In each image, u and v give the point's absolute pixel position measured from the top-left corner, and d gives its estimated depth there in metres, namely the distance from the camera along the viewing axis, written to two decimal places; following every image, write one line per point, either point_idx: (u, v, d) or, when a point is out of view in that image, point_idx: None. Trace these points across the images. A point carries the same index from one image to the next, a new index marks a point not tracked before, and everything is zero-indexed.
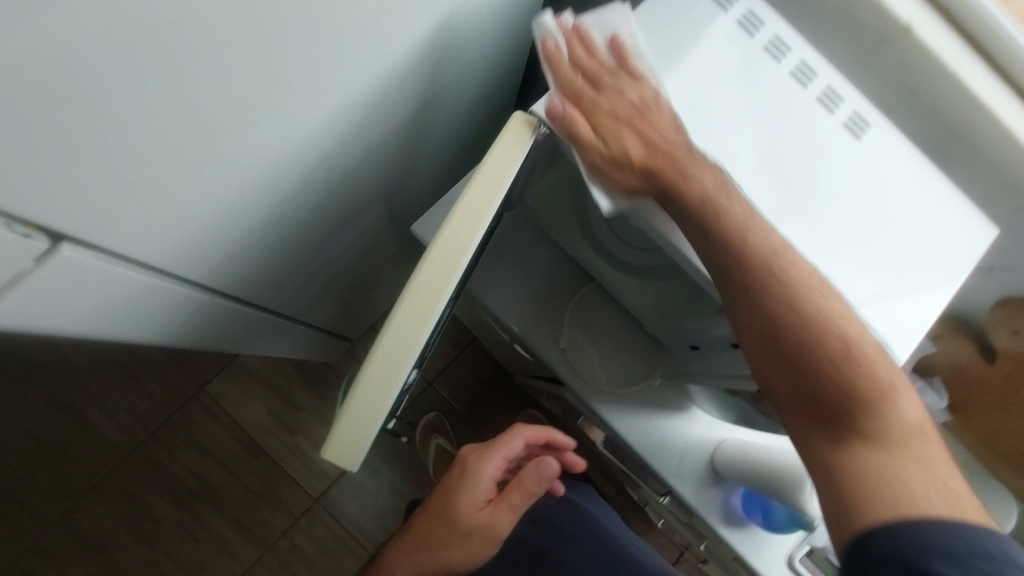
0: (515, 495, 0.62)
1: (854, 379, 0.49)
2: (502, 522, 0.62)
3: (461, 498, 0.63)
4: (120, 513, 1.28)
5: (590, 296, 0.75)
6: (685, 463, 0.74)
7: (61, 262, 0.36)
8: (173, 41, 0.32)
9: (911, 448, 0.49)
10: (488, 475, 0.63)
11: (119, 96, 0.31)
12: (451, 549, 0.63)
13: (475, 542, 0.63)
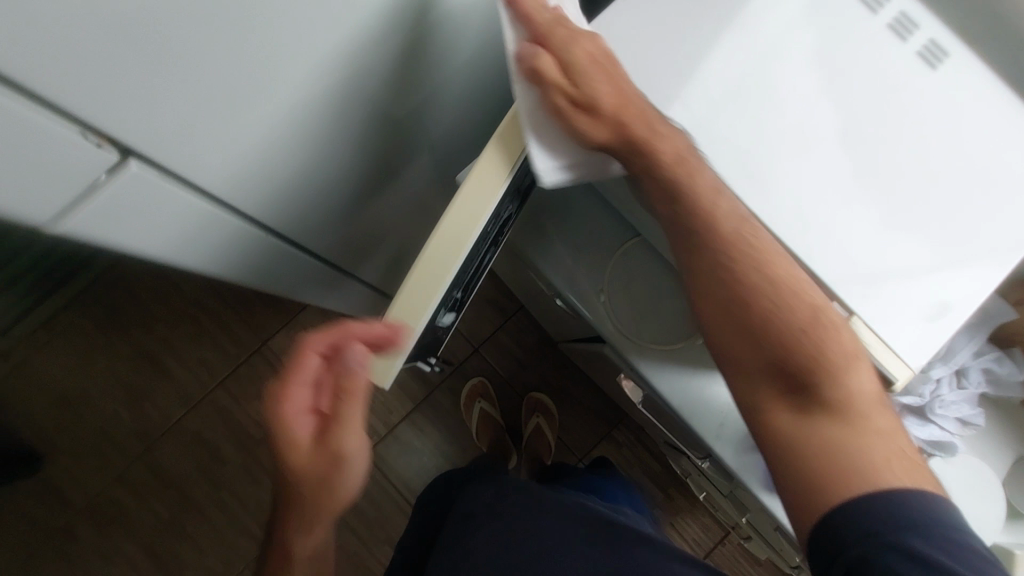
0: (351, 411, 0.50)
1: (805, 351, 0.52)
2: (350, 447, 0.51)
3: (289, 442, 0.50)
4: (192, 453, 1.39)
5: (634, 249, 0.74)
6: (727, 426, 0.71)
7: (128, 176, 0.39)
8: None
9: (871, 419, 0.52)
10: (299, 410, 0.49)
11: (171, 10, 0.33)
12: (323, 497, 0.53)
13: (335, 479, 0.52)
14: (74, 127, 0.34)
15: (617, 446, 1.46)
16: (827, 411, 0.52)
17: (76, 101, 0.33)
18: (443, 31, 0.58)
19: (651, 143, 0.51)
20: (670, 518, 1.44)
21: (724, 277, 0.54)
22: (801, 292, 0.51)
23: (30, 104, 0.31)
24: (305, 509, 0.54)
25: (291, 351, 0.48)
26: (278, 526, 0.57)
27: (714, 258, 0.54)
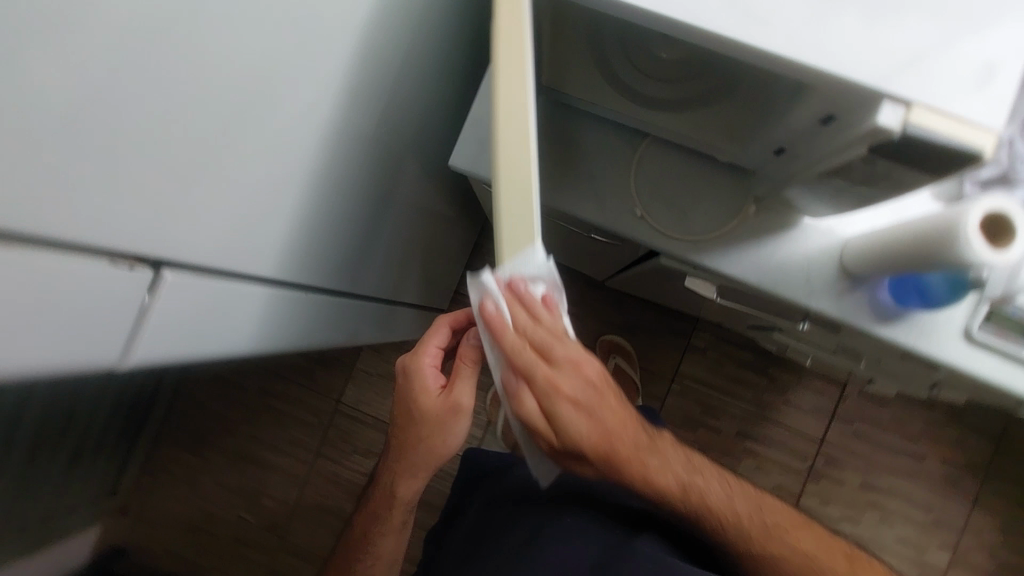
0: (467, 367, 0.58)
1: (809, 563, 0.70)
2: (462, 400, 0.59)
3: (416, 391, 0.60)
4: (324, 525, 1.43)
5: (648, 152, 0.72)
6: (813, 279, 0.70)
7: (168, 287, 0.39)
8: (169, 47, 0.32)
9: None
10: (429, 364, 0.60)
11: (146, 116, 0.33)
12: (434, 445, 0.62)
13: (447, 429, 0.61)
14: (96, 259, 0.34)
15: (703, 353, 1.44)
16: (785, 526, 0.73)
17: (84, 234, 0.32)
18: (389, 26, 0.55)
19: (648, 471, 0.67)
20: (781, 397, 1.43)
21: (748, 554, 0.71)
22: None
23: (52, 253, 0.31)
24: (411, 457, 0.64)
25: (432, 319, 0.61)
26: (391, 475, 0.67)
27: None
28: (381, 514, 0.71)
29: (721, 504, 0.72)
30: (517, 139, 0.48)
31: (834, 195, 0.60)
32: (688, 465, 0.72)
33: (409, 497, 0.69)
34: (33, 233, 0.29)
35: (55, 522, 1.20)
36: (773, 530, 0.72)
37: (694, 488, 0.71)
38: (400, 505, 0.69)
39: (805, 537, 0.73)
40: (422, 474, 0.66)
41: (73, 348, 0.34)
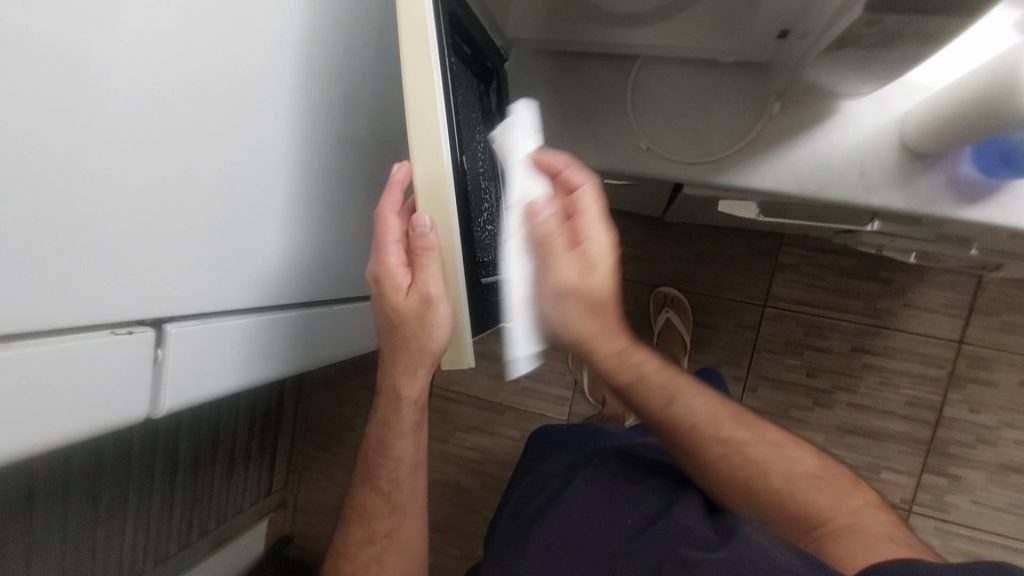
0: (428, 258, 0.44)
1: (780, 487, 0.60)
2: (437, 316, 0.46)
3: (394, 298, 0.46)
4: (445, 497, 1.52)
5: (645, 73, 0.64)
6: (868, 170, 0.59)
7: (173, 338, 0.44)
8: (86, 141, 0.35)
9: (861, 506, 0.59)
10: (393, 261, 0.45)
11: (90, 204, 0.36)
12: (428, 340, 0.47)
13: (428, 327, 0.46)
14: (88, 332, 0.39)
15: (796, 270, 1.30)
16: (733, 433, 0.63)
17: (63, 315, 0.36)
18: (336, 35, 0.55)
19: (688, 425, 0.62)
20: (901, 300, 1.25)
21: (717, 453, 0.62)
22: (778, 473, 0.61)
23: (45, 338, 0.36)
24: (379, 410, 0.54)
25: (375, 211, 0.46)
26: (379, 430, 0.55)
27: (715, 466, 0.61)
28: (363, 482, 0.58)
29: (867, 524, 0.56)
30: (430, 146, 0.43)
31: (869, 66, 0.49)
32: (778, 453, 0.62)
33: (406, 458, 0.56)
34: (15, 328, 0.34)
35: (227, 522, 1.42)
36: (880, 541, 0.54)
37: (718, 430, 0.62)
38: (401, 455, 0.56)
39: (896, 545, 0.54)
40: (410, 420, 0.54)
41: (98, 410, 0.39)
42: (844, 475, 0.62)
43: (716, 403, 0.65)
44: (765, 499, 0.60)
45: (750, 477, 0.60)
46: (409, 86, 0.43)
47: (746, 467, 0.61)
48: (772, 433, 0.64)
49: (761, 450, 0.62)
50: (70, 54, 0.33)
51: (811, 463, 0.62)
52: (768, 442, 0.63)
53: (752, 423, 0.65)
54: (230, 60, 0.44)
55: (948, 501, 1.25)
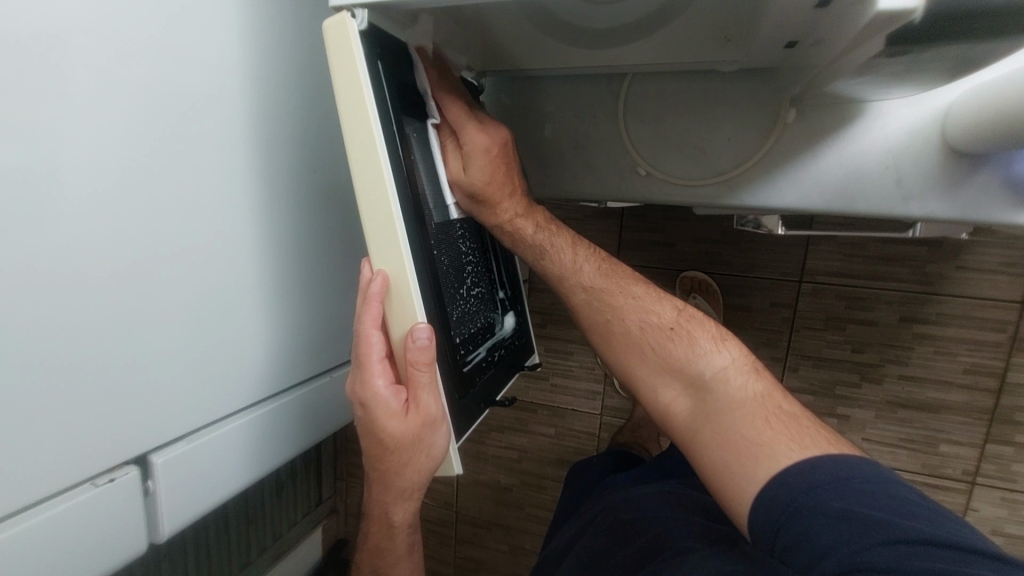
0: (423, 373, 0.41)
1: (668, 361, 0.57)
2: (434, 446, 0.43)
3: (384, 431, 0.42)
4: (487, 495, 1.54)
5: (637, 89, 0.57)
6: (905, 176, 0.51)
7: (160, 470, 0.43)
8: (18, 313, 0.33)
9: (758, 389, 0.53)
10: (381, 388, 0.41)
11: (38, 371, 0.35)
12: (421, 463, 0.44)
13: (427, 447, 0.43)
14: (70, 492, 0.38)
15: (834, 240, 1.20)
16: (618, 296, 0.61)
17: (40, 483, 0.35)
18: (290, 103, 0.50)
19: (570, 280, 0.62)
20: (954, 263, 1.14)
21: (604, 327, 0.61)
22: (669, 346, 0.57)
23: (20, 515, 0.35)
24: (369, 539, 0.52)
25: (354, 327, 0.41)
26: (370, 557, 0.53)
27: (606, 344, 0.61)
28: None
29: (738, 390, 0.52)
30: (387, 245, 0.40)
31: (898, 76, 0.41)
32: (677, 323, 0.58)
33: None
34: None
35: (284, 536, 1.49)
36: (766, 425, 0.49)
37: (593, 293, 0.61)
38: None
39: (788, 427, 0.49)
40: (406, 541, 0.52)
41: (90, 564, 0.39)
42: (708, 330, 0.57)
43: (591, 258, 0.63)
44: (637, 360, 0.59)
45: (608, 322, 0.60)
46: (360, 183, 0.39)
47: (603, 314, 0.61)
48: (637, 285, 0.61)
49: (618, 297, 0.60)
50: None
51: (668, 315, 0.59)
52: (628, 294, 0.60)
53: (617, 274, 0.62)
54: (169, 168, 0.41)
55: (1014, 470, 1.18)
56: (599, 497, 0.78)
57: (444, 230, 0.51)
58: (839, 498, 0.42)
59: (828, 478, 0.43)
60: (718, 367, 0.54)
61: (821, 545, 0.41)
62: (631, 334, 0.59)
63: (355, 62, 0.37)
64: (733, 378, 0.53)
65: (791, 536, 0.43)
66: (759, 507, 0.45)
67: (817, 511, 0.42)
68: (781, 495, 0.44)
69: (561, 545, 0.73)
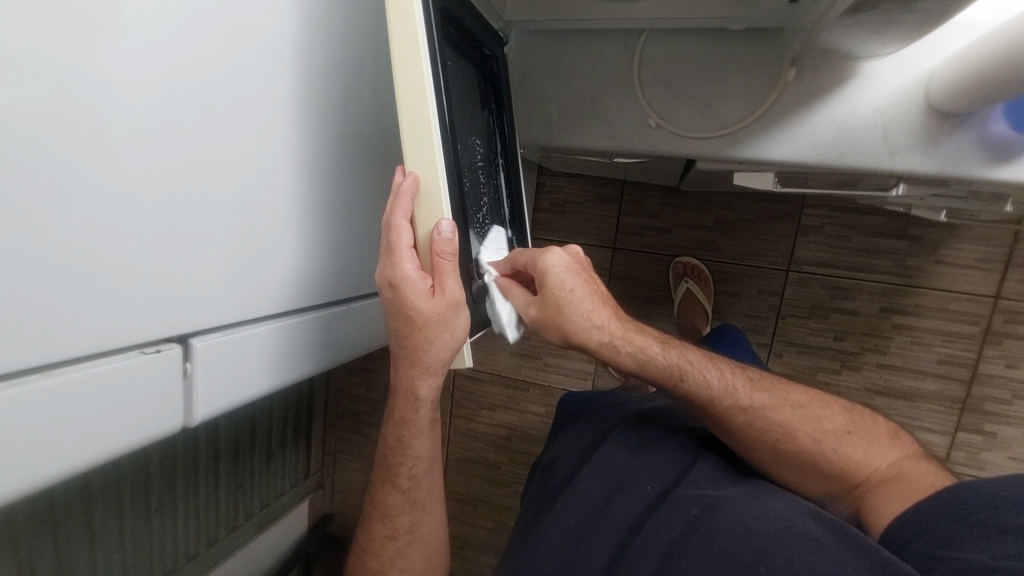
0: (449, 263, 0.46)
1: (841, 462, 0.61)
2: (457, 325, 0.48)
3: (410, 312, 0.46)
4: (476, 473, 1.56)
5: (650, 48, 0.62)
6: (891, 134, 0.56)
7: (199, 353, 0.46)
8: (99, 179, 0.36)
9: (919, 466, 0.60)
10: (411, 271, 0.45)
11: (110, 235, 0.38)
12: (441, 342, 0.49)
13: (451, 326, 0.48)
14: (119, 354, 0.40)
15: (820, 232, 1.26)
16: (767, 395, 0.64)
17: (87, 341, 0.38)
18: (333, 35, 0.54)
19: (738, 399, 0.63)
20: (932, 257, 1.21)
21: (772, 440, 0.62)
22: (837, 449, 0.61)
23: (83, 364, 0.38)
24: (396, 411, 0.55)
25: (384, 218, 0.45)
26: (395, 427, 0.56)
27: (779, 456, 0.62)
28: (385, 483, 0.59)
29: (919, 474, 0.58)
30: (424, 149, 0.44)
31: (891, 26, 0.46)
32: (838, 422, 0.64)
33: (425, 456, 0.58)
34: (50, 359, 0.35)
35: (271, 505, 1.50)
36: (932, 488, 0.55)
37: (754, 406, 0.63)
38: (419, 452, 0.57)
39: (925, 470, 0.59)
40: (433, 418, 0.56)
41: (137, 429, 0.42)
42: (879, 428, 0.64)
43: (736, 370, 0.66)
44: (812, 467, 0.62)
45: (780, 439, 0.62)
46: (402, 90, 0.43)
47: (774, 432, 0.62)
48: (797, 394, 0.66)
49: (790, 418, 0.63)
50: (60, 91, 0.33)
51: (836, 419, 0.64)
52: (790, 402, 0.64)
53: (769, 385, 0.66)
54: (229, 72, 0.44)
55: (983, 459, 1.24)
56: (603, 416, 0.81)
57: (468, 157, 0.55)
58: (1012, 515, 0.47)
59: (1004, 495, 0.49)
60: (889, 458, 0.61)
61: (977, 547, 0.47)
62: (800, 444, 0.62)
63: None
64: (908, 468, 0.59)
65: (934, 540, 0.50)
66: (905, 518, 0.53)
67: (987, 524, 0.48)
68: (935, 510, 0.52)
69: (562, 461, 0.77)
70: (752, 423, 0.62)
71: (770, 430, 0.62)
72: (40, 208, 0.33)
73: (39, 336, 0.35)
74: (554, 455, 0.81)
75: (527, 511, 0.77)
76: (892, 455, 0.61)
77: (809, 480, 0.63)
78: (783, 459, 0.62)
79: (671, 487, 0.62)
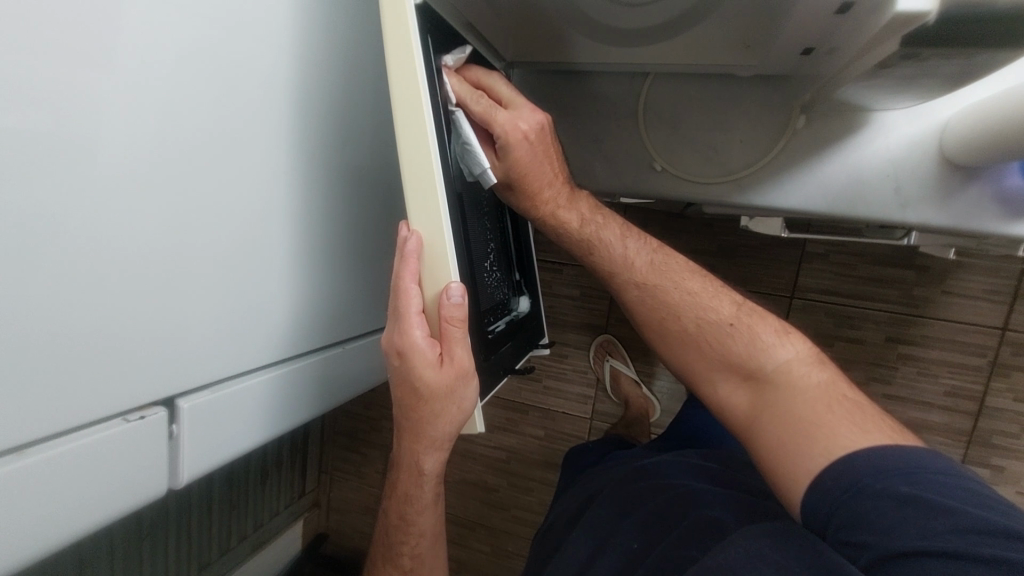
0: (458, 329, 0.44)
1: (724, 347, 0.60)
2: (467, 397, 0.46)
3: (420, 382, 0.44)
4: (473, 496, 1.54)
5: (657, 90, 0.61)
6: (905, 186, 0.55)
7: (187, 414, 0.44)
8: (78, 247, 0.34)
9: (815, 382, 0.54)
10: (421, 339, 0.43)
11: (91, 304, 0.36)
12: (448, 413, 0.47)
13: (459, 398, 0.46)
14: (101, 425, 0.38)
15: (825, 259, 1.24)
16: (652, 260, 0.65)
17: (69, 415, 0.36)
18: (332, 78, 0.53)
19: (620, 263, 0.65)
20: (939, 287, 1.19)
21: (665, 325, 0.64)
22: (725, 335, 0.60)
23: (61, 439, 0.36)
24: (398, 486, 0.53)
25: (392, 281, 0.43)
26: (399, 504, 0.54)
27: (676, 346, 0.64)
28: (387, 561, 0.57)
29: (803, 380, 0.55)
30: (427, 208, 0.42)
31: (909, 85, 0.44)
32: (730, 309, 0.61)
33: (428, 532, 0.56)
34: (24, 440, 0.34)
35: (266, 525, 1.48)
36: (829, 411, 0.51)
37: (642, 277, 0.64)
38: (422, 530, 0.55)
39: (853, 415, 0.51)
40: (437, 492, 0.54)
41: (118, 500, 0.40)
42: (770, 325, 0.60)
43: (644, 248, 0.65)
44: (697, 356, 0.62)
45: (664, 319, 0.63)
46: (403, 147, 0.42)
47: (658, 310, 0.64)
48: (693, 280, 0.64)
49: (673, 292, 0.63)
50: (33, 161, 0.31)
51: (726, 309, 0.61)
52: (684, 288, 0.63)
53: (671, 266, 0.65)
54: (223, 124, 0.43)
55: None
56: (604, 471, 0.80)
57: (468, 208, 0.54)
58: (907, 484, 0.44)
59: (899, 465, 0.46)
60: (775, 357, 0.57)
61: (887, 526, 0.43)
62: (697, 336, 0.61)
63: (408, 33, 0.40)
64: (795, 371, 0.55)
65: (850, 516, 0.46)
66: (819, 485, 0.48)
67: (888, 495, 0.44)
68: (841, 474, 0.47)
69: (567, 511, 0.76)
70: (641, 286, 0.64)
71: (648, 296, 0.64)
72: (16, 283, 0.32)
73: (15, 416, 0.33)
74: (552, 518, 0.79)
75: (531, 564, 0.77)
76: (783, 350, 0.57)
77: (705, 378, 0.62)
78: (691, 365, 0.63)
79: (656, 539, 0.60)
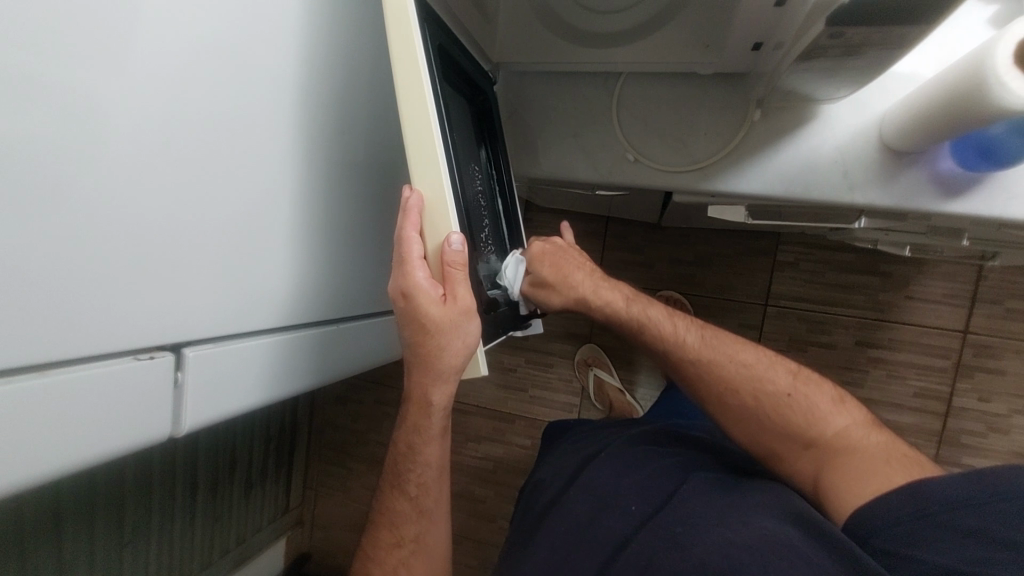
0: (459, 272, 0.48)
1: (775, 416, 0.64)
2: (470, 333, 0.50)
3: (426, 320, 0.48)
4: (461, 508, 1.53)
5: (629, 89, 0.67)
6: (852, 170, 0.61)
7: (191, 361, 0.47)
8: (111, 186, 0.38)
9: (864, 440, 0.60)
10: (422, 280, 0.47)
11: (116, 239, 0.39)
12: (454, 351, 0.50)
13: (463, 332, 0.50)
14: (110, 360, 0.41)
15: (795, 267, 1.31)
16: (699, 339, 0.70)
17: (88, 341, 0.39)
18: (336, 68, 0.59)
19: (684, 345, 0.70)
20: (902, 292, 1.26)
21: (721, 404, 0.67)
22: (778, 408, 0.64)
23: (76, 366, 0.39)
24: (408, 418, 0.56)
25: (396, 232, 0.48)
26: (407, 432, 0.57)
27: (732, 422, 0.67)
28: (395, 490, 0.60)
29: (864, 444, 0.59)
30: (427, 170, 0.47)
31: (844, 72, 0.51)
32: (769, 371, 0.67)
33: (434, 462, 0.58)
34: (45, 358, 0.36)
35: (249, 540, 1.45)
36: (888, 464, 0.56)
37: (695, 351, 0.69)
38: (429, 459, 0.58)
39: (912, 469, 0.55)
40: (444, 424, 0.57)
41: (124, 435, 0.42)
42: (826, 394, 0.65)
43: (692, 329, 0.71)
44: (757, 432, 0.65)
45: (720, 390, 0.67)
46: (404, 117, 0.47)
47: (714, 386, 0.67)
48: (744, 354, 0.68)
49: (723, 366, 0.67)
50: (75, 102, 0.35)
51: (784, 381, 0.66)
52: (736, 360, 0.68)
53: (720, 340, 0.70)
54: (242, 96, 0.48)
55: None
56: (589, 444, 0.82)
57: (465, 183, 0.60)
58: (960, 514, 0.48)
59: (953, 495, 0.49)
60: (830, 425, 0.62)
61: (940, 551, 0.48)
62: (752, 412, 0.65)
63: (404, 16, 0.45)
64: (856, 437, 0.60)
65: (898, 538, 0.50)
66: (863, 513, 0.53)
67: (939, 524, 0.49)
68: (895, 506, 0.51)
69: (551, 481, 0.77)
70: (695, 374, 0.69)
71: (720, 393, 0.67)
72: (55, 208, 0.35)
73: (43, 330, 0.36)
74: (540, 478, 0.82)
75: (516, 529, 0.78)
76: (831, 410, 0.63)
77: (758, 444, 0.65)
78: (756, 439, 0.65)
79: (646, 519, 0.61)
